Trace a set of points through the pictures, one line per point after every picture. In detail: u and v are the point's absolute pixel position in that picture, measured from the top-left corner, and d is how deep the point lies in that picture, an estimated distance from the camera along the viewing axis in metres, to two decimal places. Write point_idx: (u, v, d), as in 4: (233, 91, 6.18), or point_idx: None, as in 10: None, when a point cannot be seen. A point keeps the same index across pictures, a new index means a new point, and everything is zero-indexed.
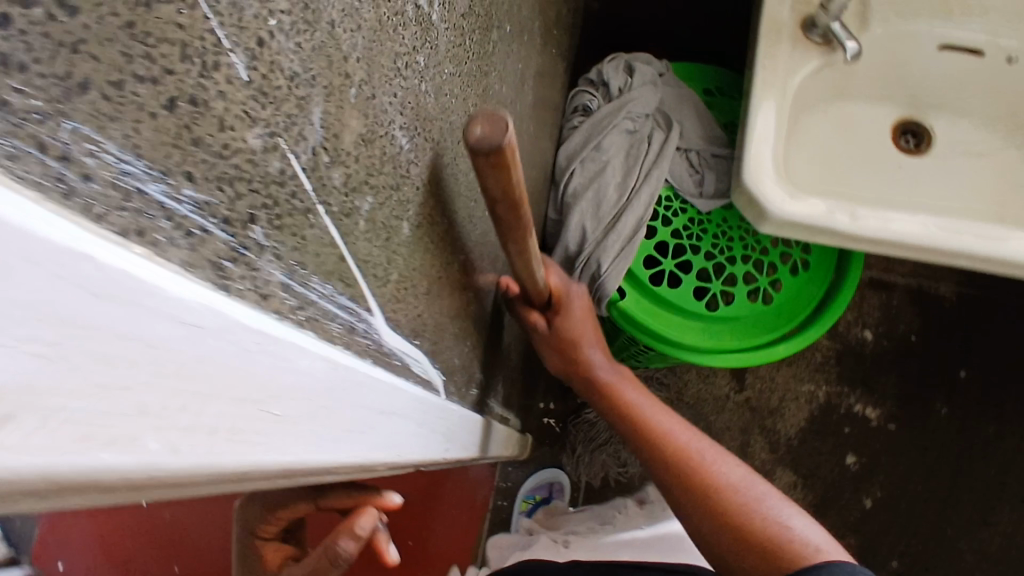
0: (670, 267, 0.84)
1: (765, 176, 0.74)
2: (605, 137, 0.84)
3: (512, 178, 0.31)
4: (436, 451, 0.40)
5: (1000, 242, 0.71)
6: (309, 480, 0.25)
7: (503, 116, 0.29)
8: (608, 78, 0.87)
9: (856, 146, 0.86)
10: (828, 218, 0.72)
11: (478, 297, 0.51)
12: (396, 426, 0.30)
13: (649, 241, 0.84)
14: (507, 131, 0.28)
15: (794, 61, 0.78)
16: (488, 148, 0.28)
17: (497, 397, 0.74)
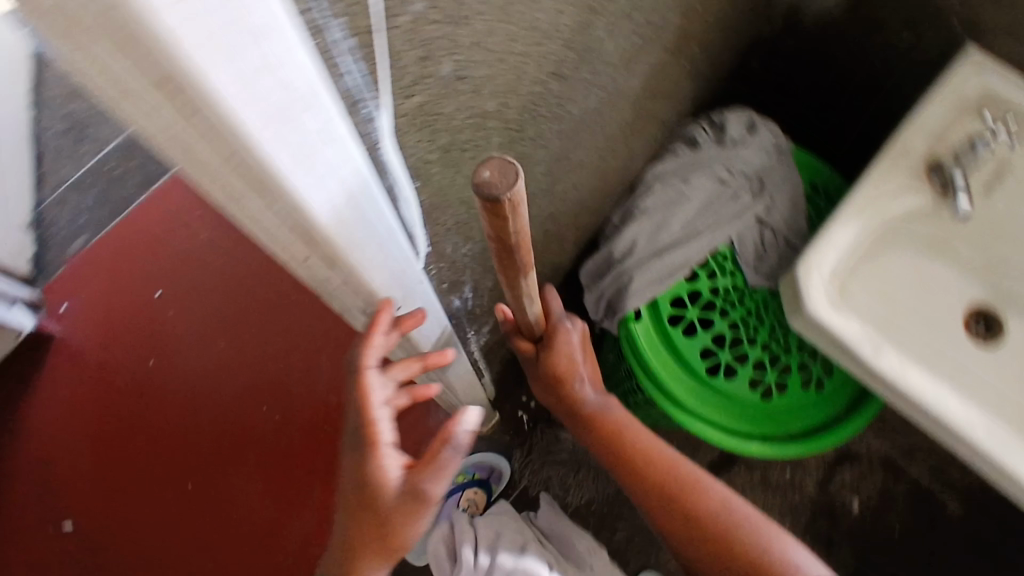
0: (693, 317, 0.85)
1: (818, 276, 0.74)
2: (697, 175, 0.85)
3: (507, 224, 0.36)
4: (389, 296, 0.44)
5: (1006, 451, 0.68)
6: (265, 199, 0.29)
7: (512, 169, 0.34)
8: (729, 124, 0.87)
9: (926, 304, 0.83)
10: (858, 342, 0.72)
11: None
12: (360, 224, 0.34)
13: (686, 284, 0.86)
14: (510, 185, 0.33)
15: (904, 192, 0.76)
16: (487, 193, 0.33)
17: (478, 335, 0.77)
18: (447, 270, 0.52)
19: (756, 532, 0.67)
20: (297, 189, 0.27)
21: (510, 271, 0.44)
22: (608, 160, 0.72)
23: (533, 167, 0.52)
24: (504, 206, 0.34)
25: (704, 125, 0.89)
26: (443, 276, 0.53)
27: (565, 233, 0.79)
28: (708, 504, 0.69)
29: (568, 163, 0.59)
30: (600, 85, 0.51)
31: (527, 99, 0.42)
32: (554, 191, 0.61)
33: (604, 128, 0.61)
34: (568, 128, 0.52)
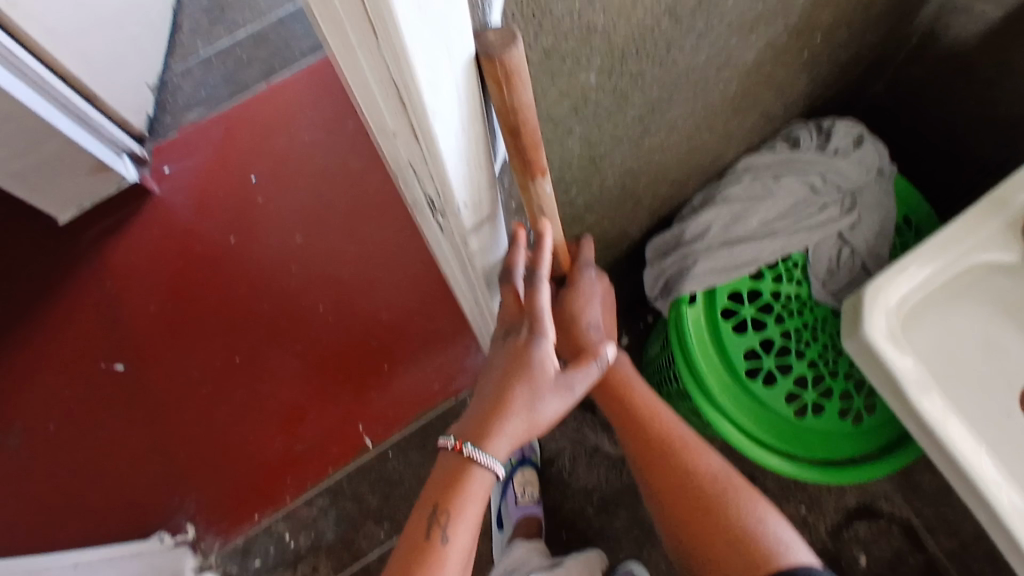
0: (747, 314, 0.85)
1: (881, 302, 0.73)
2: (788, 176, 0.84)
3: (509, 101, 0.36)
4: (461, 194, 0.46)
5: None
6: (378, 36, 0.31)
7: (516, 39, 0.33)
8: (835, 134, 0.85)
9: (999, 374, 0.77)
10: (907, 379, 0.70)
11: (582, 162, 0.57)
12: (451, 95, 0.35)
13: (749, 280, 0.85)
14: (507, 48, 0.33)
15: (992, 242, 0.76)
16: (485, 53, 0.33)
17: None
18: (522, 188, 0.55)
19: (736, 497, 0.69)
20: (405, 31, 0.30)
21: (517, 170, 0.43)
22: (699, 135, 0.72)
23: (627, 111, 0.53)
24: (503, 74, 0.34)
25: (809, 131, 0.87)
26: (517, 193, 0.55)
27: (642, 200, 0.80)
28: (701, 471, 0.72)
29: (662, 119, 0.60)
30: (708, 43, 0.52)
31: (635, 29, 0.43)
32: (640, 146, 0.62)
33: (704, 94, 0.62)
34: (669, 78, 0.53)
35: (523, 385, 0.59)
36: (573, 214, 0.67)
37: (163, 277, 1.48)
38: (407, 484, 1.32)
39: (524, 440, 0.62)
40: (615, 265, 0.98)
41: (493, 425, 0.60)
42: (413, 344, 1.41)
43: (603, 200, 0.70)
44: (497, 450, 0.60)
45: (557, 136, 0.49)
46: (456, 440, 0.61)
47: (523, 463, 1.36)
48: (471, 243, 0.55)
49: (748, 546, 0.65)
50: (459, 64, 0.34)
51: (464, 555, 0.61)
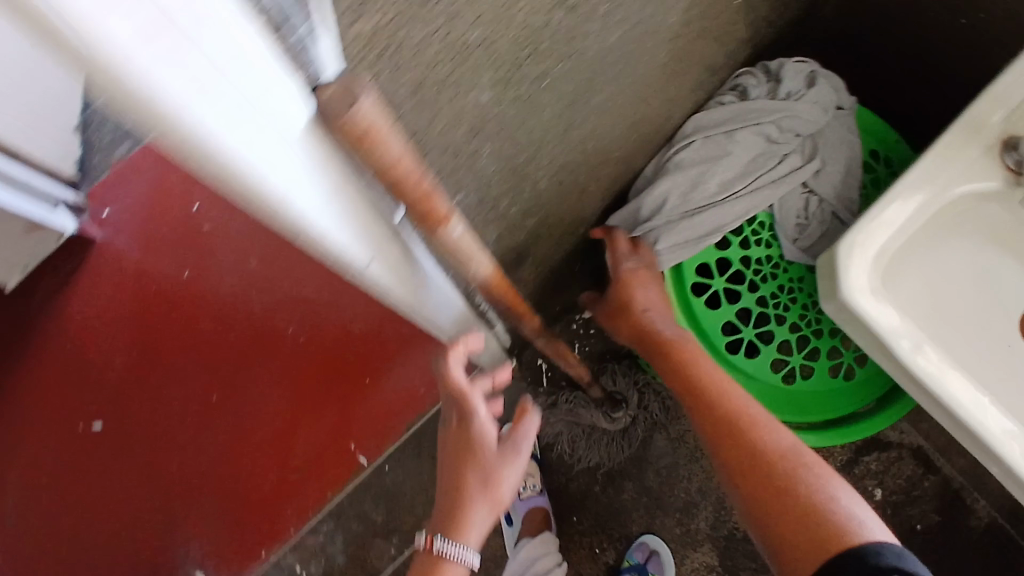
0: (719, 287, 0.81)
1: (860, 260, 0.67)
2: (744, 131, 0.77)
3: (386, 156, 0.30)
4: (356, 254, 0.39)
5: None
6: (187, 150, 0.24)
7: (363, 92, 0.27)
8: (786, 76, 0.78)
9: (985, 302, 0.74)
10: (896, 338, 0.66)
11: (506, 170, 0.50)
12: (301, 172, 0.29)
13: (715, 251, 0.81)
14: (355, 106, 0.27)
15: (970, 171, 0.70)
16: (333, 116, 0.27)
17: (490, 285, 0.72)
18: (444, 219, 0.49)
19: (810, 475, 0.63)
20: (218, 138, 0.23)
21: (422, 221, 0.38)
22: (637, 111, 0.65)
23: (539, 113, 0.46)
24: (361, 135, 0.28)
25: (757, 75, 0.80)
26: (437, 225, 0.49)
27: (589, 185, 0.74)
28: (770, 444, 0.66)
29: (587, 108, 0.53)
30: (619, 22, 0.45)
31: (522, 33, 0.36)
32: (569, 139, 0.56)
33: (630, 71, 0.55)
34: (582, 68, 0.46)
35: (471, 463, 0.61)
36: (511, 222, 0.61)
37: (109, 317, 1.35)
38: (409, 493, 1.33)
39: (494, 518, 0.62)
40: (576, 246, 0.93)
41: (458, 510, 0.60)
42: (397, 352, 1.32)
43: (543, 199, 0.64)
44: (466, 536, 0.60)
45: (463, 162, 0.43)
46: (427, 538, 0.60)
47: None
48: (400, 292, 0.49)
49: (820, 522, 0.58)
50: (303, 137, 0.27)
51: None
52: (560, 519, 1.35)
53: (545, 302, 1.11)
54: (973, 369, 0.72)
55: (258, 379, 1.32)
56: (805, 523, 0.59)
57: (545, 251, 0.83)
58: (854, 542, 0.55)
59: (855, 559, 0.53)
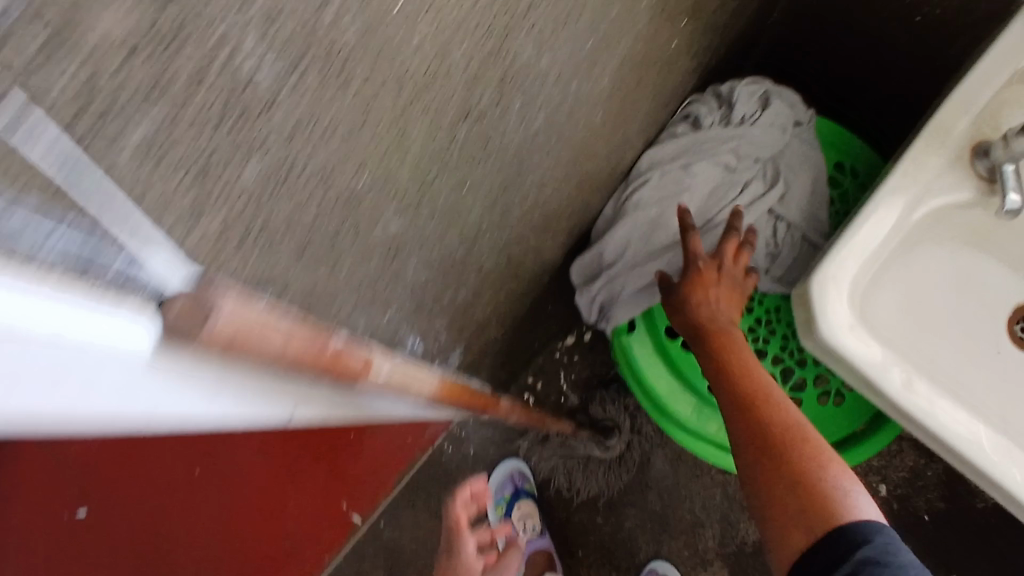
0: None
1: (838, 292, 0.63)
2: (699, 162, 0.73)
3: (265, 350, 0.25)
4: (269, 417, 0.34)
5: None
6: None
7: (217, 302, 0.22)
8: (738, 100, 0.75)
9: (966, 309, 0.71)
10: (880, 372, 0.62)
11: (442, 269, 0.46)
12: (158, 391, 0.23)
13: None
14: (209, 321, 0.22)
15: (942, 184, 0.65)
16: (182, 339, 0.22)
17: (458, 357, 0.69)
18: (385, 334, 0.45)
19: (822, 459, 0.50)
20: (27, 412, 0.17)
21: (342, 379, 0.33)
22: (587, 162, 0.61)
23: (468, 212, 0.43)
24: (230, 342, 0.23)
25: (706, 103, 0.76)
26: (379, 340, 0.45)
27: (548, 236, 0.70)
28: (779, 418, 0.54)
29: (523, 187, 0.49)
30: (541, 108, 0.41)
31: (421, 159, 0.32)
32: (511, 218, 0.52)
33: (567, 140, 0.51)
34: (507, 160, 0.42)
35: None
36: (461, 304, 0.57)
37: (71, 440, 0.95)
38: (408, 548, 1.23)
39: None
40: (544, 291, 0.88)
41: None
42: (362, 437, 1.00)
43: (496, 272, 0.60)
44: None
45: (388, 281, 0.39)
46: None
47: (519, 497, 1.27)
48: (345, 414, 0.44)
49: (807, 485, 0.49)
50: (172, 363, 0.23)
51: None
52: (565, 554, 1.30)
53: (521, 344, 1.06)
54: (964, 385, 0.69)
55: (207, 498, 0.97)
56: (789, 503, 0.49)
57: (512, 306, 0.78)
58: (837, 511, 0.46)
59: (826, 545, 0.45)
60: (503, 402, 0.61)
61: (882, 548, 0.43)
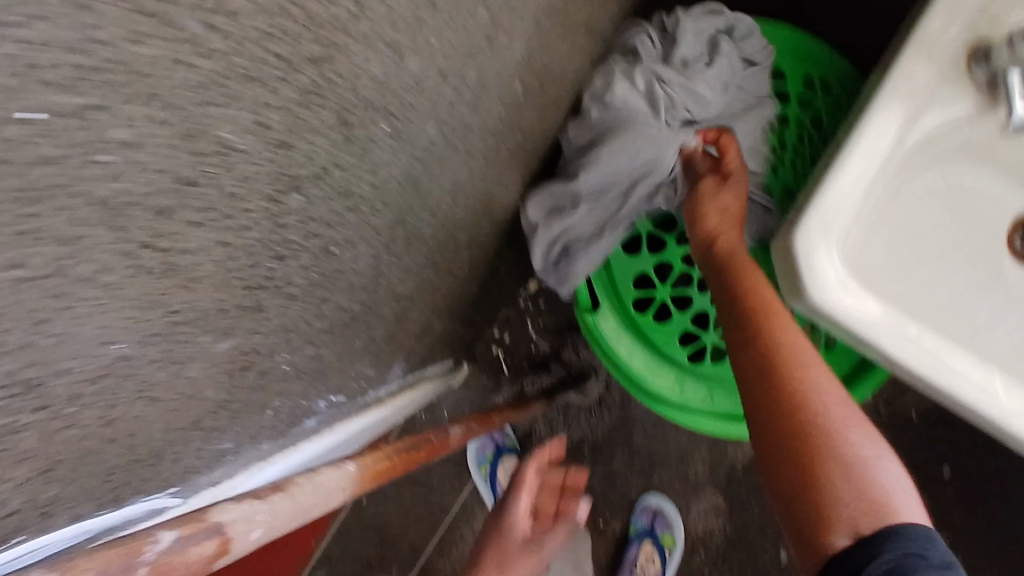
0: (665, 297, 0.68)
1: (827, 247, 0.54)
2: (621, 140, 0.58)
3: None
4: None
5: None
6: None
7: None
8: (682, 37, 0.59)
9: (960, 233, 0.64)
10: (883, 334, 0.54)
11: (341, 325, 0.35)
12: None
13: (649, 259, 0.68)
14: None
15: (942, 100, 0.55)
16: None
17: (398, 369, 0.59)
18: (279, 420, 0.35)
19: (850, 417, 0.38)
20: None
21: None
22: (520, 132, 0.49)
23: (353, 267, 0.31)
24: None
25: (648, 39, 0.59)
26: (274, 429, 0.35)
27: (487, 217, 0.58)
28: (794, 351, 0.41)
29: (433, 198, 0.37)
30: (427, 115, 0.29)
31: (237, 262, 0.21)
32: (426, 235, 0.40)
33: (483, 125, 0.38)
34: (394, 190, 0.30)
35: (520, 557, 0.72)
36: (385, 334, 0.46)
37: None
38: (393, 521, 1.18)
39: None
40: (494, 259, 0.77)
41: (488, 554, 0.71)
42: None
43: (424, 285, 0.48)
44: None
45: (252, 389, 0.29)
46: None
47: (501, 454, 1.20)
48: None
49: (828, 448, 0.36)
50: None
51: None
52: None
53: (481, 307, 0.95)
54: (965, 322, 0.62)
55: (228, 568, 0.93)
56: (792, 469, 0.37)
57: (458, 291, 0.67)
58: (866, 497, 0.35)
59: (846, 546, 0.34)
60: (455, 431, 0.50)
61: (919, 560, 0.32)
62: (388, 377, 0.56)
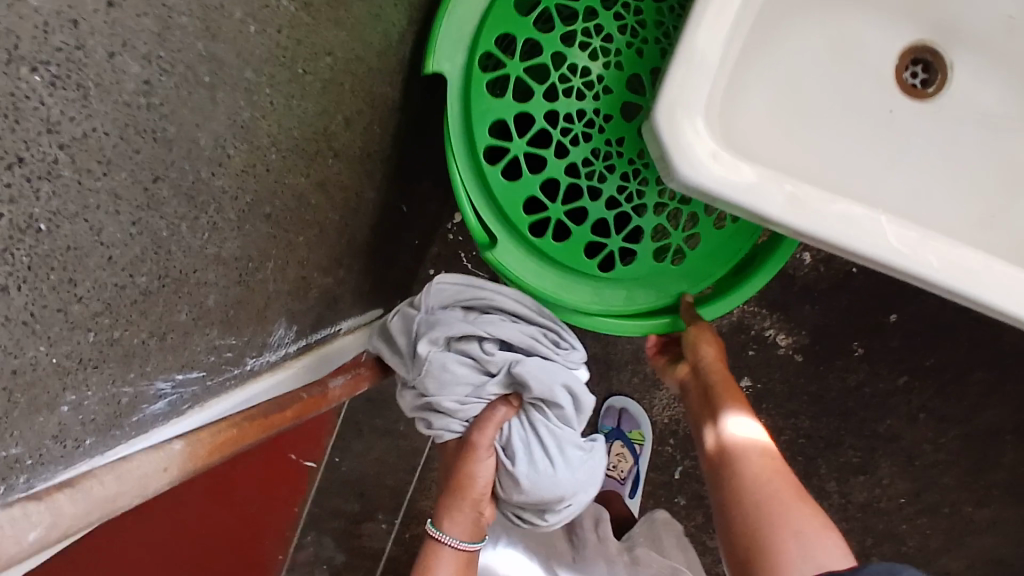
0: (558, 216, 0.63)
1: (691, 113, 0.49)
2: (473, 347, 0.62)
3: None
4: None
5: (973, 281, 0.52)
6: None
7: None
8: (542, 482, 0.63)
9: (840, 75, 0.61)
10: (758, 197, 0.50)
11: (142, 300, 0.33)
12: None
13: (534, 181, 0.62)
14: None
15: None
16: None
17: (290, 331, 0.56)
18: (99, 415, 0.34)
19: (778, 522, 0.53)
20: None
21: None
22: (341, 60, 0.44)
23: (102, 239, 0.28)
24: None
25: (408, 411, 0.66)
26: (95, 423, 0.34)
27: (353, 162, 0.54)
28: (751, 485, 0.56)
29: (209, 150, 0.33)
30: (123, 52, 0.25)
31: None
32: (228, 190, 0.37)
33: (255, 55, 0.34)
34: (119, 148, 0.27)
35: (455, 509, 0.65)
36: (235, 303, 0.43)
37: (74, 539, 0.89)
38: (371, 472, 1.20)
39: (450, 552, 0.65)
40: (389, 198, 0.73)
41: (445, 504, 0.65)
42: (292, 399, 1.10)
43: (273, 245, 0.45)
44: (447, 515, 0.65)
45: (18, 393, 0.27)
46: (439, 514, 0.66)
47: None
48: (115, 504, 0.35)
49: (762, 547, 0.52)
50: None
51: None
52: None
53: (402, 250, 0.92)
54: (856, 171, 0.60)
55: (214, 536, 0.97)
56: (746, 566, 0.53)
57: (350, 243, 0.64)
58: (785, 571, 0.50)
59: None
60: (336, 384, 0.48)
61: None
62: (275, 339, 0.53)
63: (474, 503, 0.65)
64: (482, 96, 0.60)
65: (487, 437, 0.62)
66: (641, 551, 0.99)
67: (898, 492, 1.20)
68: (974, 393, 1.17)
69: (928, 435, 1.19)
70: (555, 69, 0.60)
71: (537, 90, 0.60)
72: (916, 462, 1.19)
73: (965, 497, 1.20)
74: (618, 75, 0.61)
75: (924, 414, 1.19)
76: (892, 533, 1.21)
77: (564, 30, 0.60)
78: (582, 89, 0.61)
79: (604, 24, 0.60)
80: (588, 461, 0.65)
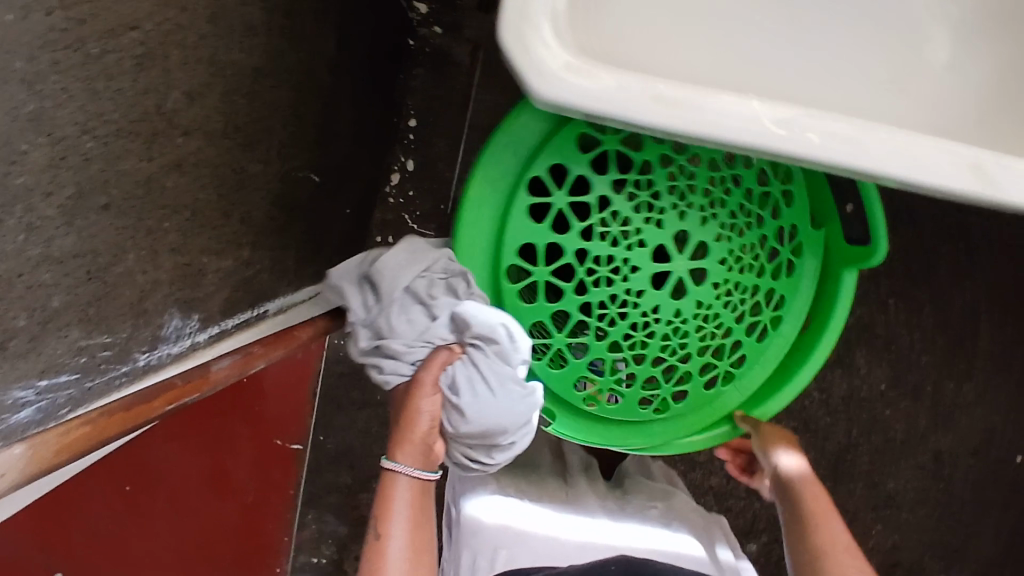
0: (608, 386, 0.72)
1: (537, 27, 0.47)
2: (420, 287, 0.67)
3: None
4: None
5: (874, 151, 0.49)
6: None
7: None
8: (485, 412, 0.64)
9: None
10: (625, 106, 0.48)
11: None
12: None
13: (581, 361, 0.71)
14: None
15: None
16: None
17: (197, 318, 0.56)
18: None
19: None
20: None
21: None
22: (156, 34, 0.42)
23: None
24: None
25: (359, 359, 0.69)
26: None
27: (218, 139, 0.53)
28: None
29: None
30: None
31: None
32: (33, 187, 0.35)
33: (22, 43, 0.33)
34: None
35: (408, 441, 0.65)
36: (93, 300, 0.42)
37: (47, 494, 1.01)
38: (357, 444, 1.20)
39: (409, 484, 0.66)
40: (294, 171, 0.71)
41: (398, 436, 0.65)
42: (256, 379, 1.13)
43: (125, 236, 0.44)
44: (399, 449, 0.65)
45: None
46: (392, 450, 0.66)
47: None
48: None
49: None
50: None
51: (404, 523, 0.65)
52: None
53: (333, 221, 0.91)
54: (746, 55, 0.56)
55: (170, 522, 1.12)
56: None
57: (249, 222, 0.63)
58: None
59: None
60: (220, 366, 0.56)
61: None
62: (173, 327, 0.53)
63: (423, 440, 0.65)
64: (516, 300, 0.70)
65: (434, 375, 0.64)
66: (631, 484, 0.98)
67: (878, 378, 1.21)
68: (945, 270, 1.18)
69: (901, 319, 1.19)
70: (579, 266, 0.66)
71: (567, 289, 0.67)
72: (892, 347, 1.19)
73: (947, 374, 1.20)
74: (640, 254, 0.65)
75: (893, 299, 1.19)
76: (877, 420, 1.21)
77: (578, 227, 0.65)
78: (610, 274, 0.66)
79: (617, 206, 0.65)
80: (530, 398, 0.66)
